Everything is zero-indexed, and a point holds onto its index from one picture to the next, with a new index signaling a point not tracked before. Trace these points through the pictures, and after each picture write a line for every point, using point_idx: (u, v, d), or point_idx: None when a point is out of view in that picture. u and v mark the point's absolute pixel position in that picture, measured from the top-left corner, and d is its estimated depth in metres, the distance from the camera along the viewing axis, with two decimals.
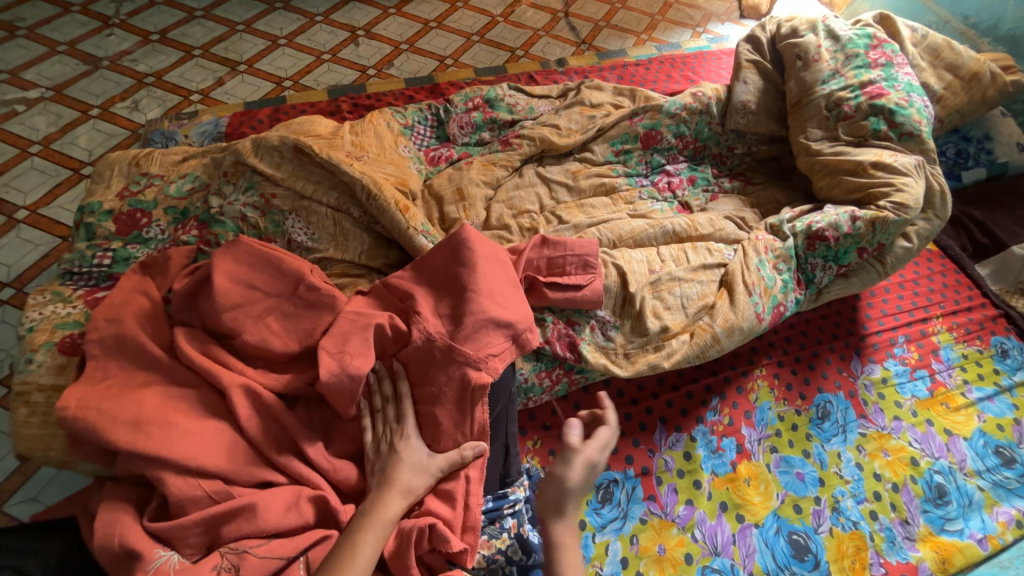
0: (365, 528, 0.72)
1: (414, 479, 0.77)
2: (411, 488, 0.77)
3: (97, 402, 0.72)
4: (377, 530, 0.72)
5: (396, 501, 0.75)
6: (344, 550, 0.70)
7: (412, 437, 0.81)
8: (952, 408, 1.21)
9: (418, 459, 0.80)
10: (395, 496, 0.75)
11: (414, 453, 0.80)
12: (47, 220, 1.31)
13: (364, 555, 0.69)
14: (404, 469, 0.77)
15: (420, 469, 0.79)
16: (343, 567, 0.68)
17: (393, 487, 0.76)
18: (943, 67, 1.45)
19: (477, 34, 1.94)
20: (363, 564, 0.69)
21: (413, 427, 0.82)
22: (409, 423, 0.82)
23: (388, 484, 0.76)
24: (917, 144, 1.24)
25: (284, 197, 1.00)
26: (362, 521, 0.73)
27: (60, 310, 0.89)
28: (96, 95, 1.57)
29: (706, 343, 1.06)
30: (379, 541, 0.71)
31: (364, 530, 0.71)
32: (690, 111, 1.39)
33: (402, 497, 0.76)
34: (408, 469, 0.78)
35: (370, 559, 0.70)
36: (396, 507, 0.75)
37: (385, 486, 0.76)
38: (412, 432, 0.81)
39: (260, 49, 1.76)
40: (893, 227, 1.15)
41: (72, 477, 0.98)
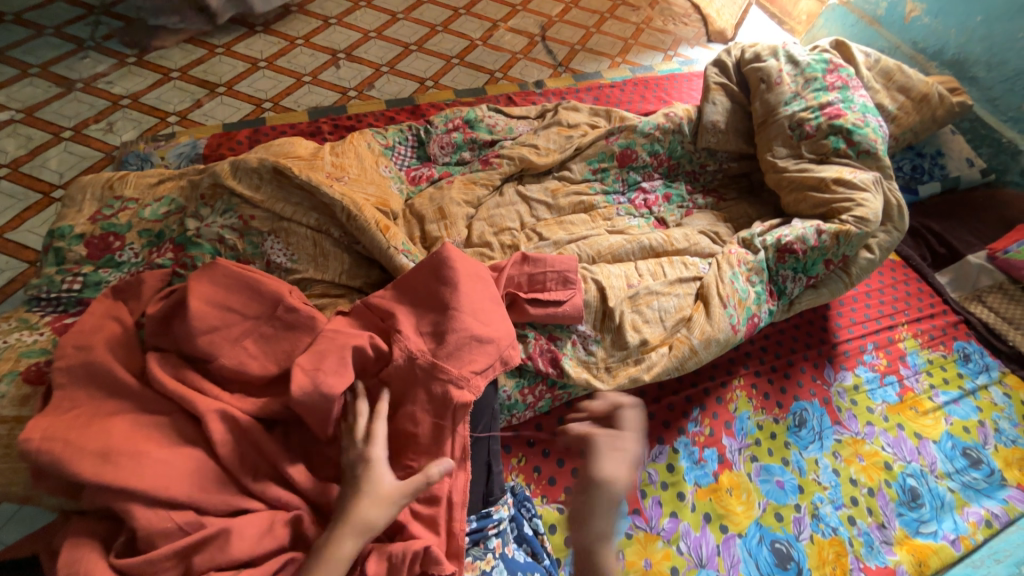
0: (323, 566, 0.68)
1: (371, 513, 0.72)
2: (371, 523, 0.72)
3: (63, 433, 0.70)
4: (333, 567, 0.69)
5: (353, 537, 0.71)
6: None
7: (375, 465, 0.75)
8: (920, 412, 1.25)
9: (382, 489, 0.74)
10: (351, 533, 0.71)
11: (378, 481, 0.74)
12: (14, 244, 1.27)
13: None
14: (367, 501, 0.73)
15: (382, 501, 0.73)
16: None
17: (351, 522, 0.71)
18: (895, 88, 1.54)
19: (456, 57, 1.99)
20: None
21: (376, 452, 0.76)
22: (376, 449, 0.77)
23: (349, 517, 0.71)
24: (875, 161, 1.32)
25: (263, 219, 1.00)
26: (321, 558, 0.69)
27: (26, 338, 0.86)
28: (69, 117, 1.54)
29: (685, 355, 1.08)
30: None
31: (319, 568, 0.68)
32: (662, 131, 1.45)
33: (360, 535, 0.71)
34: (370, 503, 0.73)
35: None
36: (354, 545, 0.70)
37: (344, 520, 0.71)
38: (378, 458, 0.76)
39: (240, 71, 1.77)
40: (857, 239, 1.20)
41: (35, 514, 0.94)
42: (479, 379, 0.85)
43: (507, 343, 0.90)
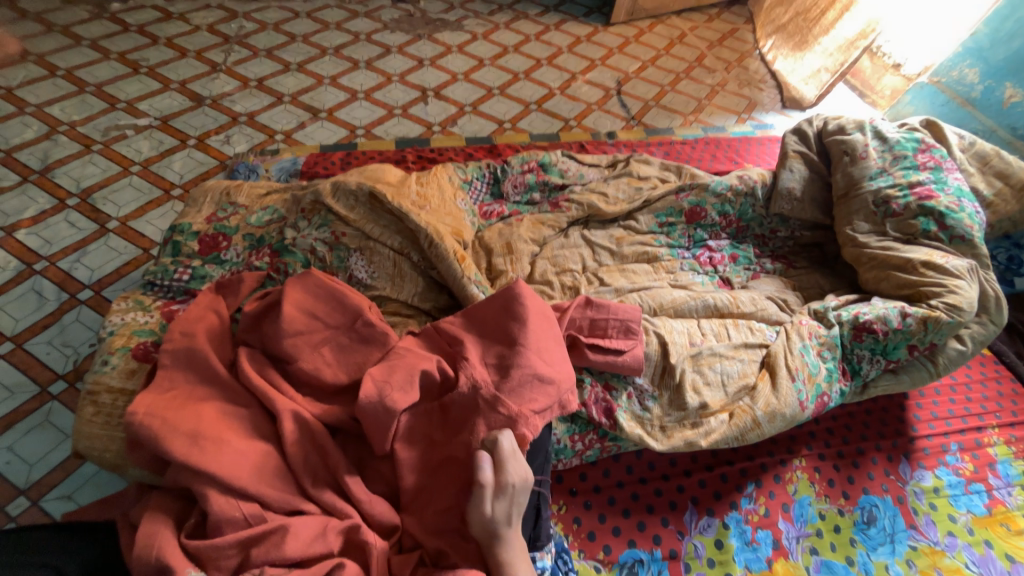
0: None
1: None
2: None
3: (161, 410, 0.76)
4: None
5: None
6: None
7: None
8: (1013, 531, 1.11)
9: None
10: None
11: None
12: (133, 232, 1.44)
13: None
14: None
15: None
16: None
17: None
18: (992, 174, 1.47)
19: (535, 103, 2.11)
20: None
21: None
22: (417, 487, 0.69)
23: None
24: (968, 247, 1.25)
25: (352, 237, 1.08)
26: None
27: (139, 318, 0.97)
28: (195, 127, 1.76)
29: (746, 426, 1.03)
30: None
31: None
32: (735, 192, 1.44)
33: None
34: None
35: None
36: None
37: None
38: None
39: (341, 100, 1.96)
40: (947, 328, 1.12)
41: (109, 480, 1.02)
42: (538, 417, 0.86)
43: (568, 387, 0.91)
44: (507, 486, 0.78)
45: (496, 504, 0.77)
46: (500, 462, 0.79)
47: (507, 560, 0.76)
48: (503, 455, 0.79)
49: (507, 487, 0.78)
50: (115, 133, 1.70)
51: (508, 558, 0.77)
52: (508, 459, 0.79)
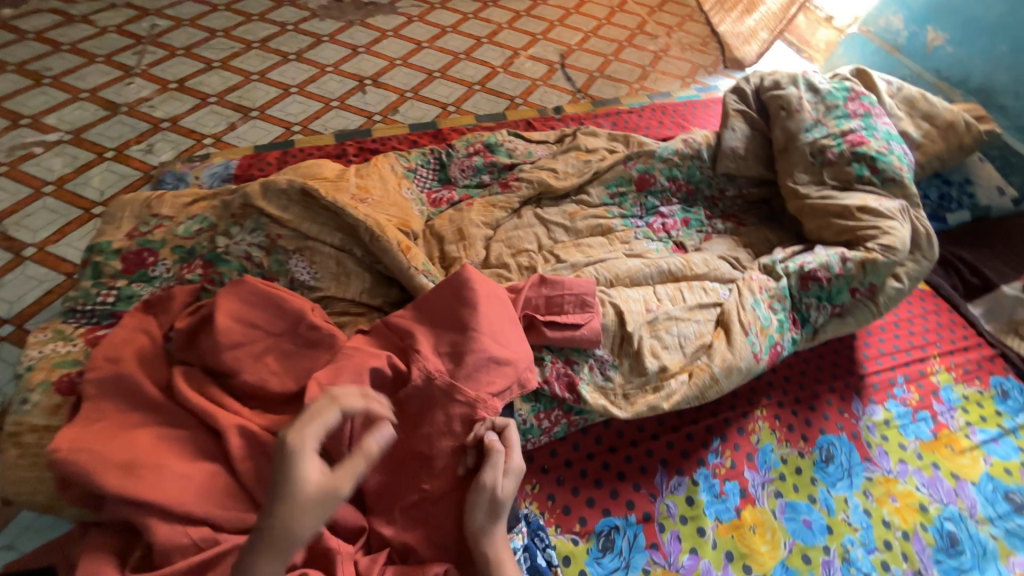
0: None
1: (328, 482, 0.65)
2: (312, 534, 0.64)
3: (89, 444, 0.71)
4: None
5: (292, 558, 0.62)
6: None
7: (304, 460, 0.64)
8: (957, 451, 1.19)
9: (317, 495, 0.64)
10: (309, 511, 0.63)
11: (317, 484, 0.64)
12: (54, 257, 1.34)
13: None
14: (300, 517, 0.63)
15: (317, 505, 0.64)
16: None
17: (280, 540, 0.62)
18: (919, 116, 1.53)
19: (478, 83, 2.05)
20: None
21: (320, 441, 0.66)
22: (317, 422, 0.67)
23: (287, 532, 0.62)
24: (900, 189, 1.30)
25: (289, 238, 1.03)
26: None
27: (61, 349, 0.89)
28: (112, 138, 1.63)
29: (705, 383, 1.05)
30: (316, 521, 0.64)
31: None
32: (681, 156, 1.45)
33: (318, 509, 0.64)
34: (302, 513, 0.63)
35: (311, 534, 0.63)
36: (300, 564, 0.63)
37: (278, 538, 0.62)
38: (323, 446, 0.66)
39: (272, 96, 1.85)
40: (884, 268, 1.18)
41: (52, 522, 0.95)
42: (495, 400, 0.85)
43: (528, 367, 0.91)
44: (515, 472, 0.78)
45: (505, 489, 0.76)
46: (511, 447, 0.79)
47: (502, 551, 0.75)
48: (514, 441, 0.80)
49: (513, 473, 0.78)
50: (21, 153, 1.56)
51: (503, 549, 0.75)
52: (516, 446, 0.80)
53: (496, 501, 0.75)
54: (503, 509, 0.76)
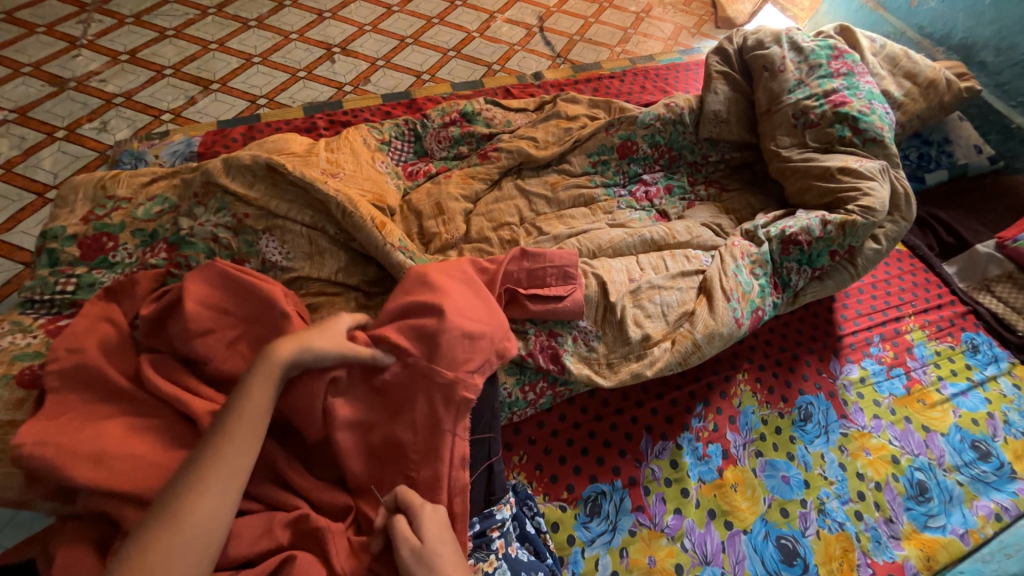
0: (211, 486, 0.63)
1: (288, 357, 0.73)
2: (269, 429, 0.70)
3: (55, 437, 0.69)
4: (228, 485, 0.65)
5: (247, 447, 0.67)
6: (188, 495, 0.62)
7: (265, 358, 0.72)
8: (928, 405, 1.23)
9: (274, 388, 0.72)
10: (265, 375, 0.71)
11: (275, 376, 0.72)
12: (9, 246, 1.27)
13: (209, 519, 0.62)
14: (256, 406, 0.69)
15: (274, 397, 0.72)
16: (183, 530, 0.60)
17: (234, 428, 0.67)
18: (901, 74, 1.51)
19: (453, 49, 1.96)
20: (207, 535, 0.61)
21: (286, 346, 0.74)
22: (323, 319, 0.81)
23: (244, 423, 0.68)
24: (881, 149, 1.29)
25: (257, 217, 0.98)
26: (211, 468, 0.64)
27: (19, 342, 0.85)
28: (62, 116, 1.53)
29: (687, 350, 1.06)
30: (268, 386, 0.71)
31: (209, 479, 0.64)
32: (663, 121, 1.41)
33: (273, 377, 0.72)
34: (259, 377, 0.71)
35: (259, 397, 0.70)
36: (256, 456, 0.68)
37: (234, 427, 0.68)
38: (290, 351, 0.74)
39: (234, 67, 1.74)
40: (863, 230, 1.18)
41: (33, 517, 0.94)
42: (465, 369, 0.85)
43: (504, 342, 0.88)
44: (425, 515, 0.72)
45: (427, 531, 0.70)
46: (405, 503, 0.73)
47: None
48: (407, 494, 0.74)
49: (425, 515, 0.72)
50: None
51: None
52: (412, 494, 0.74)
53: (427, 549, 0.69)
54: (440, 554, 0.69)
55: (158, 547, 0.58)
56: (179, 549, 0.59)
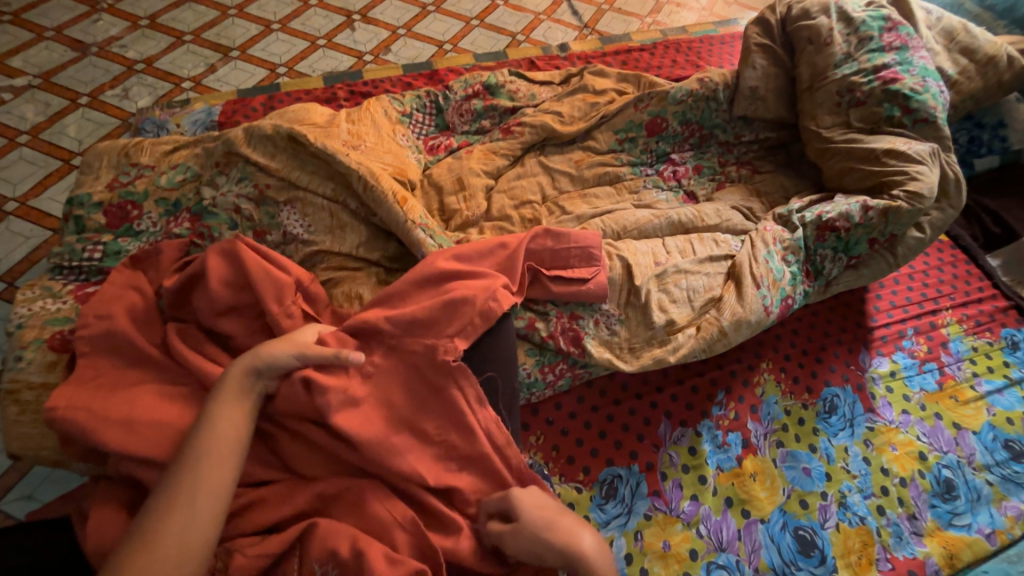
0: (177, 511, 0.62)
1: (242, 373, 0.73)
2: (237, 449, 0.69)
3: (88, 402, 0.71)
4: (195, 508, 0.63)
5: (214, 468, 0.66)
6: (157, 520, 0.62)
7: (229, 376, 0.73)
8: (960, 401, 1.19)
9: (240, 408, 0.71)
10: (227, 400, 0.71)
11: (240, 396, 0.72)
12: (37, 212, 1.29)
13: (177, 544, 0.61)
14: (223, 425, 0.69)
15: (241, 417, 0.71)
16: (149, 556, 0.59)
17: (199, 450, 0.67)
18: (958, 50, 1.40)
19: (476, 18, 1.88)
20: (176, 561, 0.60)
21: (247, 359, 0.74)
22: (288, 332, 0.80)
23: (211, 444, 0.68)
24: (932, 130, 1.21)
25: (278, 188, 0.97)
26: (178, 493, 0.64)
27: (50, 307, 0.87)
28: (85, 82, 1.52)
29: (713, 337, 1.03)
30: (230, 408, 0.71)
31: (178, 509, 0.63)
32: (696, 97, 1.34)
33: (234, 400, 0.72)
34: (222, 402, 0.71)
35: (224, 419, 0.70)
36: (224, 477, 0.67)
37: (199, 448, 0.67)
38: (250, 368, 0.74)
39: (253, 34, 1.71)
40: (907, 217, 1.12)
41: (68, 475, 0.98)
42: (488, 355, 0.88)
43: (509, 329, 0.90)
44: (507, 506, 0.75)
45: (517, 518, 0.74)
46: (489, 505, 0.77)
47: (570, 543, 0.72)
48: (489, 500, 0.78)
49: (509, 502, 0.75)
50: None
51: (569, 539, 0.72)
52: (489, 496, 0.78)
53: (523, 532, 0.73)
54: (536, 531, 0.72)
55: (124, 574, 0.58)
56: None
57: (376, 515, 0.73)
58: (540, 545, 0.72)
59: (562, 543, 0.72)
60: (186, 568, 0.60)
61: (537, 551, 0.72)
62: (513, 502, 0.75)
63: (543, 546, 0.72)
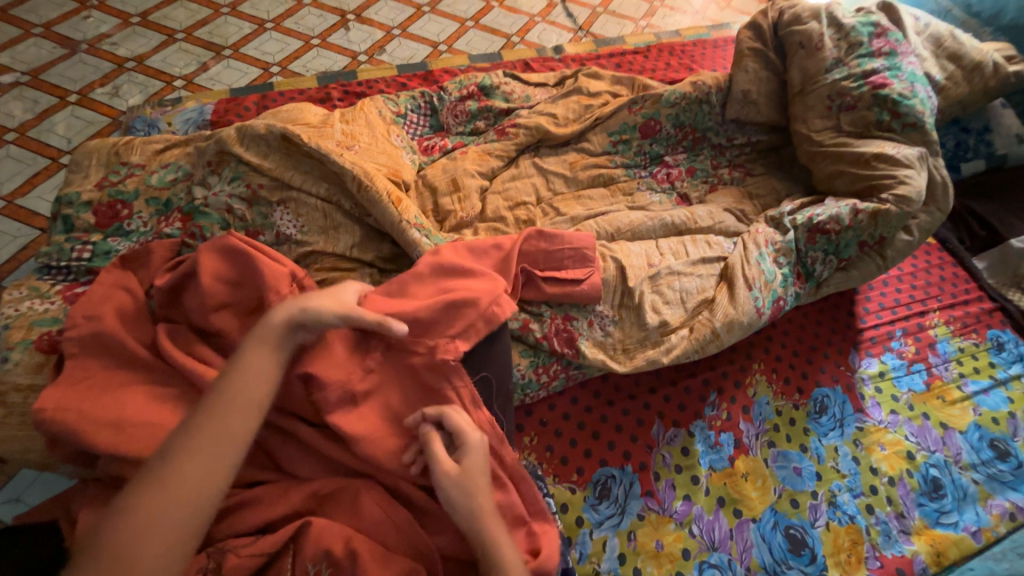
0: (201, 449, 0.63)
1: (283, 323, 0.73)
2: (264, 398, 0.69)
3: (77, 403, 0.70)
4: (217, 449, 0.64)
5: (240, 413, 0.66)
6: (180, 453, 0.62)
7: (266, 325, 0.72)
8: (947, 401, 1.21)
9: (272, 358, 0.71)
10: (261, 345, 0.71)
11: (278, 343, 0.72)
12: (25, 211, 1.27)
13: (195, 479, 0.61)
14: (253, 372, 0.69)
15: (271, 367, 0.71)
16: (167, 490, 0.60)
17: (228, 392, 0.67)
18: (945, 57, 1.42)
19: (471, 19, 1.89)
20: (191, 500, 0.61)
21: (285, 314, 0.73)
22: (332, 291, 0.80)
23: (238, 393, 0.67)
24: (920, 135, 1.23)
25: (271, 188, 0.96)
26: (204, 429, 0.64)
27: (37, 307, 0.86)
28: (74, 80, 1.50)
29: (705, 338, 1.04)
30: (264, 354, 0.71)
31: (203, 443, 0.63)
32: (689, 100, 1.35)
33: (270, 347, 0.71)
34: (258, 345, 0.71)
35: (257, 364, 0.70)
36: (250, 424, 0.67)
37: (231, 386, 0.67)
38: (289, 322, 0.73)
39: (246, 33, 1.69)
40: (895, 220, 1.14)
41: (56, 478, 0.96)
42: (481, 357, 0.88)
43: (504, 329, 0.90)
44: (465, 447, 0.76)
45: (468, 462, 0.74)
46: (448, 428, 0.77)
47: (492, 524, 0.71)
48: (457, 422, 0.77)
49: (469, 443, 0.76)
50: None
51: (489, 519, 0.72)
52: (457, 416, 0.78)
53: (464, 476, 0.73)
54: (474, 484, 0.73)
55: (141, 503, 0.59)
56: (162, 509, 0.59)
57: (370, 515, 0.72)
58: (465, 496, 0.72)
59: (482, 516, 0.71)
60: (199, 509, 0.61)
61: (461, 497, 0.72)
62: (470, 450, 0.76)
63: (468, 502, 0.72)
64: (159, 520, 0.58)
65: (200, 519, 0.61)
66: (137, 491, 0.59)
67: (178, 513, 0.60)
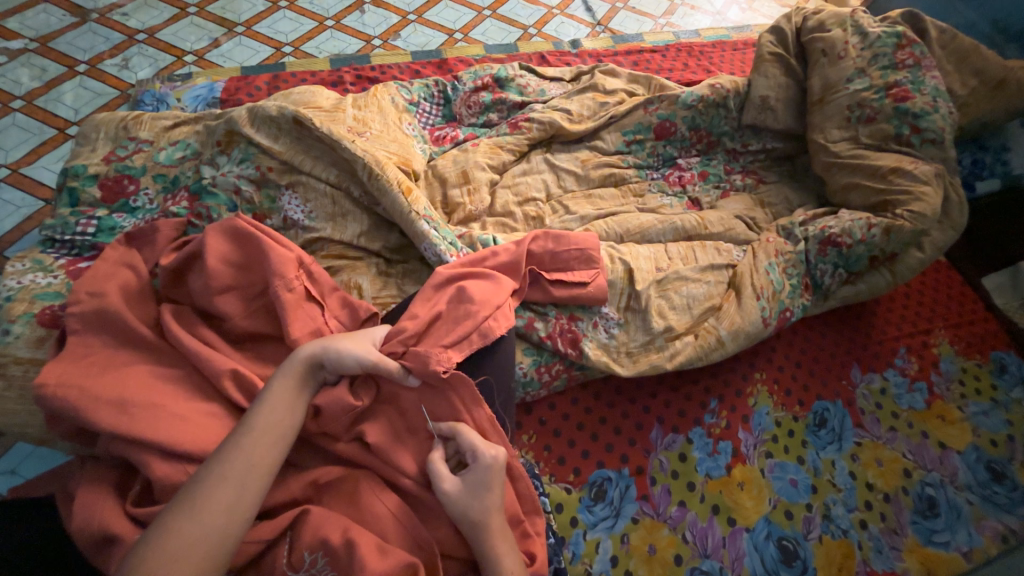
0: (227, 482, 0.63)
1: (311, 360, 0.74)
2: (290, 433, 0.70)
3: (79, 380, 0.69)
4: (245, 477, 0.64)
5: (267, 446, 0.67)
6: (206, 486, 0.62)
7: (292, 360, 0.74)
8: (947, 421, 1.21)
9: (299, 393, 0.72)
10: (288, 380, 0.72)
11: (303, 380, 0.73)
12: (30, 181, 1.26)
13: (223, 508, 0.61)
14: (280, 405, 0.70)
15: (296, 401, 0.71)
16: (191, 524, 0.59)
17: (257, 424, 0.67)
18: (969, 71, 1.39)
19: (488, 9, 1.86)
20: (214, 536, 0.60)
21: (312, 351, 0.74)
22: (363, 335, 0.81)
23: (265, 426, 0.68)
24: (938, 151, 1.21)
25: (281, 171, 0.95)
26: (230, 460, 0.64)
27: (40, 280, 0.85)
28: (83, 50, 1.48)
29: (710, 346, 1.03)
30: (291, 388, 0.72)
31: (229, 472, 0.63)
32: (706, 103, 1.33)
33: (298, 383, 0.73)
34: (285, 381, 0.72)
35: (284, 398, 0.71)
36: (275, 458, 0.67)
37: (259, 418, 0.68)
38: (316, 357, 0.74)
39: (260, 11, 1.67)
40: (908, 236, 1.13)
41: (51, 453, 0.96)
42: (482, 360, 0.87)
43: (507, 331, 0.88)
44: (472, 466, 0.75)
45: (472, 480, 0.74)
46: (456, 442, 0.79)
47: (492, 543, 0.71)
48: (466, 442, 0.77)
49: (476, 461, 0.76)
50: None
51: (490, 539, 0.71)
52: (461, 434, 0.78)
53: (467, 496, 0.73)
54: (476, 505, 0.72)
55: (167, 535, 0.58)
56: (185, 546, 0.58)
57: (369, 507, 0.72)
58: (466, 516, 0.72)
59: (483, 535, 0.71)
60: (227, 541, 0.60)
61: (463, 515, 0.72)
62: (477, 468, 0.75)
63: (468, 521, 0.72)
64: (181, 557, 0.57)
65: (225, 550, 0.60)
66: (164, 522, 0.59)
67: (201, 550, 0.59)
